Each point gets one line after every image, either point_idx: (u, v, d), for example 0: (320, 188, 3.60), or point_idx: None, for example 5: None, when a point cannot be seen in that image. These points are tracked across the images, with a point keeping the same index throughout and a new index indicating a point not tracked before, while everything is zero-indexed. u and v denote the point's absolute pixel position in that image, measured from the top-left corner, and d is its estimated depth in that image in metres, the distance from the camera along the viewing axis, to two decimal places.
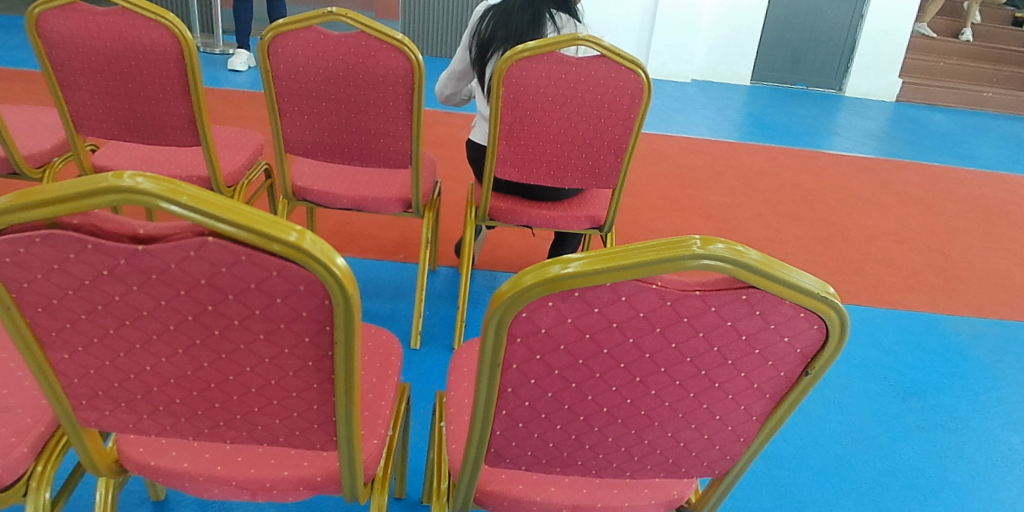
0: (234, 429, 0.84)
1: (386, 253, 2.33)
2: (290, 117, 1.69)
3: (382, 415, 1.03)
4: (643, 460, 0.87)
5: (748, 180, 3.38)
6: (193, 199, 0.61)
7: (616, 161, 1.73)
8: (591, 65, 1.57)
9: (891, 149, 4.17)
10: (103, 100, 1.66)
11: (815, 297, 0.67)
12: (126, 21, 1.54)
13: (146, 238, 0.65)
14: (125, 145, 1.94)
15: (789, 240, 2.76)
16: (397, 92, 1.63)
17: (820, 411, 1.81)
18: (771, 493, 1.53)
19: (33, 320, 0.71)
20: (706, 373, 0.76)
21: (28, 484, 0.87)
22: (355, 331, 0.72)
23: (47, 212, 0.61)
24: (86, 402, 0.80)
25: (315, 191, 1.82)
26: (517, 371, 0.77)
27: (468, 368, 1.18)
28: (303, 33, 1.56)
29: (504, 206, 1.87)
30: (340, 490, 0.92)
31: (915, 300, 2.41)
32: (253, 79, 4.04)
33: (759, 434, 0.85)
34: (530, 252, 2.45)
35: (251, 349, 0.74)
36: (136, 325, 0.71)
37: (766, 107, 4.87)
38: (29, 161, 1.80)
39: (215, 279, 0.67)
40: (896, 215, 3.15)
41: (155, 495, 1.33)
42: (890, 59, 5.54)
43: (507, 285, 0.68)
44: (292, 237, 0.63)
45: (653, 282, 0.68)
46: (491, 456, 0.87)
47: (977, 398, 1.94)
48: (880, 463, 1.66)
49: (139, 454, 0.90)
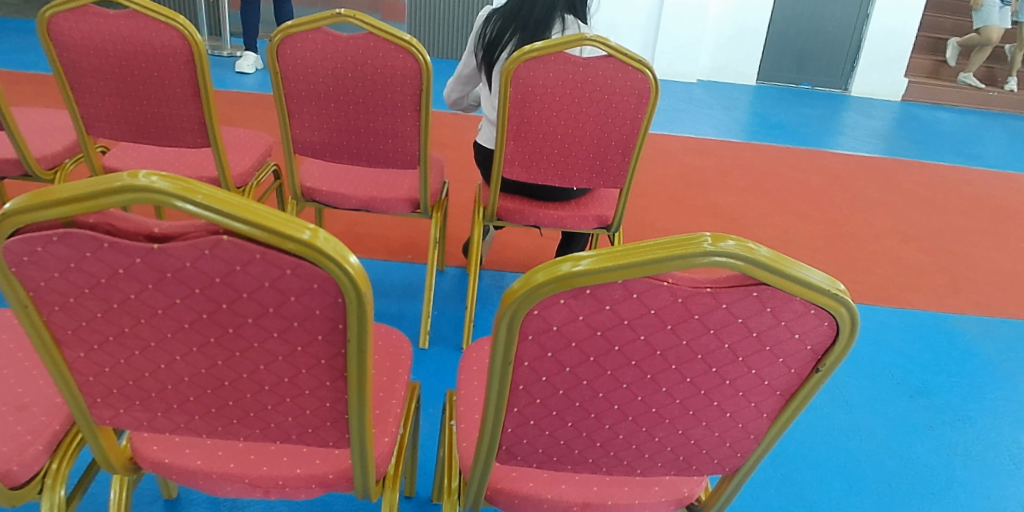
0: (247, 427, 0.85)
1: (394, 254, 2.34)
2: (299, 118, 1.70)
3: (392, 414, 1.03)
4: (653, 458, 0.87)
5: (756, 179, 3.37)
6: (209, 197, 0.61)
7: (624, 160, 1.73)
8: (599, 65, 1.57)
9: (896, 148, 4.16)
10: (113, 102, 1.68)
11: (826, 293, 0.67)
12: (137, 23, 1.55)
13: (162, 237, 0.66)
14: (136, 147, 1.95)
15: (796, 240, 2.76)
16: (406, 92, 1.63)
17: (830, 410, 1.81)
18: (779, 490, 1.54)
19: (49, 318, 0.72)
20: (716, 370, 0.76)
21: (43, 482, 0.88)
22: (367, 329, 0.72)
23: (66, 211, 0.62)
24: (101, 401, 0.81)
25: (323, 191, 1.83)
26: (528, 369, 0.77)
27: (478, 367, 1.18)
28: (311, 35, 1.57)
29: (511, 206, 1.87)
30: (352, 488, 0.93)
31: (923, 300, 2.40)
32: (261, 81, 4.07)
33: (770, 431, 0.85)
34: (537, 253, 2.46)
35: (265, 346, 0.75)
36: (151, 323, 0.72)
37: (773, 107, 4.86)
38: (41, 163, 1.82)
39: (229, 278, 0.67)
40: (903, 214, 3.14)
41: (167, 493, 1.33)
42: (896, 59, 5.53)
43: (519, 283, 0.69)
44: (306, 235, 0.64)
45: (664, 280, 0.68)
46: (503, 453, 0.88)
47: (985, 397, 1.93)
48: (890, 462, 1.65)
49: (153, 452, 0.91)
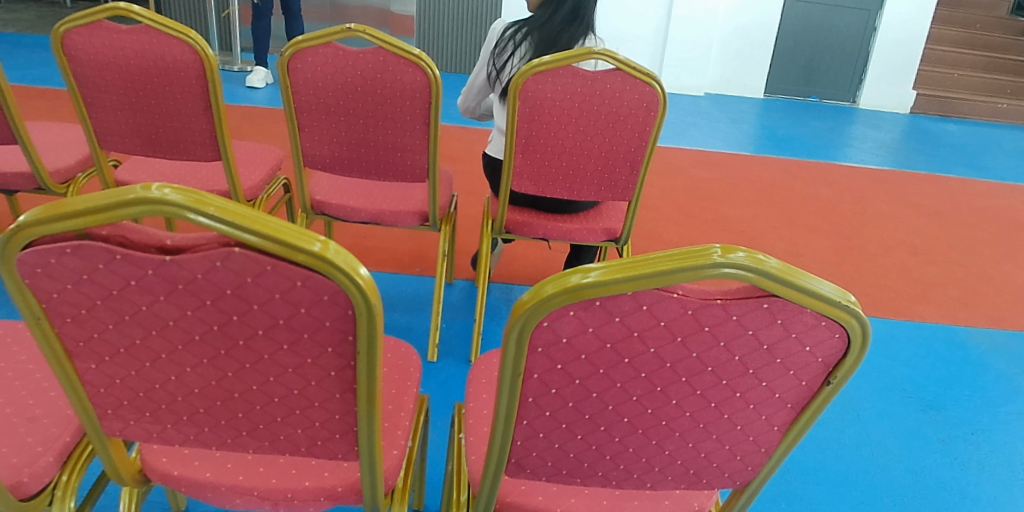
0: (256, 439, 0.85)
1: (403, 266, 2.35)
2: (309, 132, 1.71)
3: (401, 427, 1.03)
4: (663, 471, 0.86)
5: (765, 192, 3.37)
6: (220, 209, 0.62)
7: (632, 173, 1.73)
8: (608, 78, 1.57)
9: (906, 161, 4.15)
10: (125, 116, 1.69)
11: (838, 306, 0.67)
12: (150, 39, 1.57)
13: (174, 249, 0.66)
14: (147, 161, 1.97)
15: (805, 252, 2.75)
16: (415, 106, 1.65)
17: (840, 424, 1.79)
18: (791, 505, 1.52)
19: (61, 330, 0.72)
20: (727, 383, 0.75)
21: (54, 493, 0.88)
22: (377, 340, 0.72)
23: (78, 223, 0.63)
24: (111, 412, 0.81)
25: (333, 205, 1.84)
26: (538, 381, 0.77)
27: (487, 380, 1.18)
28: (322, 50, 1.58)
29: (520, 219, 1.87)
30: (360, 501, 0.92)
31: (935, 313, 2.39)
32: (271, 95, 4.11)
33: (782, 444, 0.84)
34: (545, 265, 2.46)
35: (275, 359, 0.75)
36: (162, 335, 0.72)
37: (781, 120, 4.86)
38: (54, 177, 1.84)
39: (241, 289, 0.68)
40: (913, 226, 3.12)
41: (176, 505, 1.34)
42: (904, 71, 5.55)
43: (529, 295, 0.69)
44: (316, 247, 0.64)
45: (675, 291, 0.68)
46: (511, 466, 0.87)
47: (998, 411, 1.91)
48: (902, 477, 1.63)
49: (162, 464, 0.91)
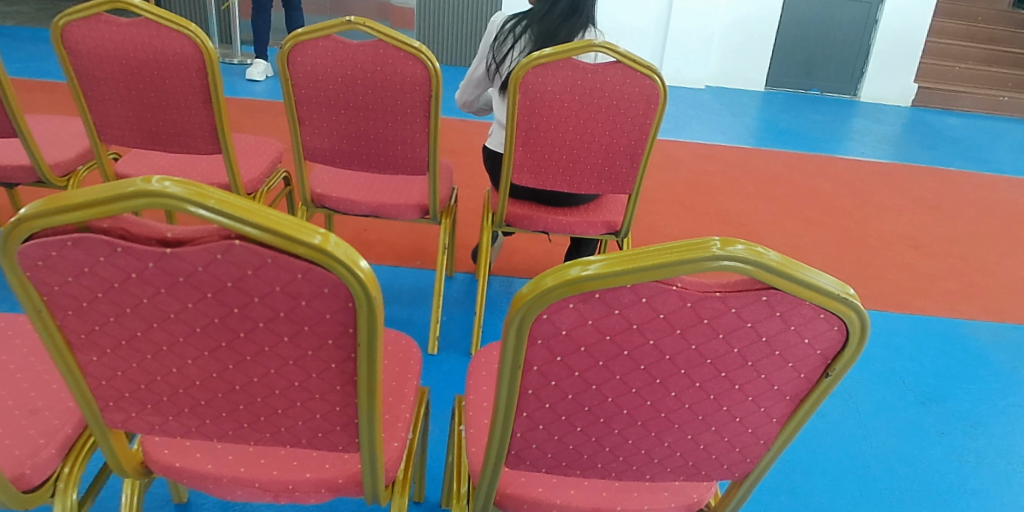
0: (257, 431, 0.85)
1: (404, 259, 2.35)
2: (309, 125, 1.71)
3: (401, 419, 1.04)
4: (662, 463, 0.87)
5: (766, 185, 3.37)
6: (221, 202, 0.62)
7: (632, 166, 1.73)
8: (608, 71, 1.57)
9: (907, 154, 4.14)
10: (125, 109, 1.69)
11: (836, 298, 0.67)
12: (150, 31, 1.57)
13: (174, 242, 0.66)
14: (147, 153, 1.97)
15: (806, 246, 2.75)
16: (415, 99, 1.65)
17: (840, 417, 1.80)
18: (791, 498, 1.52)
19: (63, 323, 0.72)
20: (726, 375, 0.76)
21: (56, 485, 0.89)
22: (377, 332, 0.72)
23: (80, 216, 0.63)
24: (113, 404, 0.81)
25: (333, 198, 1.84)
26: (537, 373, 0.77)
27: (487, 372, 1.19)
28: (322, 42, 1.58)
29: (520, 212, 1.87)
30: (361, 492, 0.93)
31: (935, 306, 2.39)
32: (271, 88, 4.10)
33: (781, 436, 0.84)
34: (546, 258, 2.46)
35: (276, 351, 0.75)
36: (163, 328, 0.72)
37: (782, 113, 4.85)
38: (54, 170, 1.83)
39: (241, 282, 0.68)
40: (914, 219, 3.12)
41: (178, 497, 1.34)
42: (905, 64, 5.52)
43: (529, 287, 0.69)
44: (316, 240, 0.64)
45: (674, 284, 0.68)
46: (511, 458, 0.88)
47: (997, 404, 1.91)
48: (901, 470, 1.64)
49: (164, 455, 0.92)
